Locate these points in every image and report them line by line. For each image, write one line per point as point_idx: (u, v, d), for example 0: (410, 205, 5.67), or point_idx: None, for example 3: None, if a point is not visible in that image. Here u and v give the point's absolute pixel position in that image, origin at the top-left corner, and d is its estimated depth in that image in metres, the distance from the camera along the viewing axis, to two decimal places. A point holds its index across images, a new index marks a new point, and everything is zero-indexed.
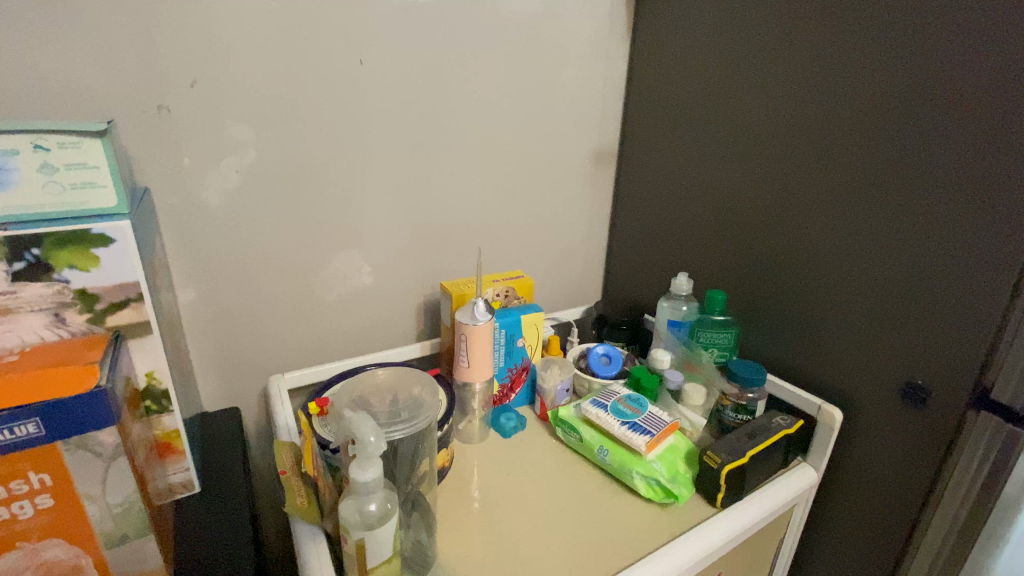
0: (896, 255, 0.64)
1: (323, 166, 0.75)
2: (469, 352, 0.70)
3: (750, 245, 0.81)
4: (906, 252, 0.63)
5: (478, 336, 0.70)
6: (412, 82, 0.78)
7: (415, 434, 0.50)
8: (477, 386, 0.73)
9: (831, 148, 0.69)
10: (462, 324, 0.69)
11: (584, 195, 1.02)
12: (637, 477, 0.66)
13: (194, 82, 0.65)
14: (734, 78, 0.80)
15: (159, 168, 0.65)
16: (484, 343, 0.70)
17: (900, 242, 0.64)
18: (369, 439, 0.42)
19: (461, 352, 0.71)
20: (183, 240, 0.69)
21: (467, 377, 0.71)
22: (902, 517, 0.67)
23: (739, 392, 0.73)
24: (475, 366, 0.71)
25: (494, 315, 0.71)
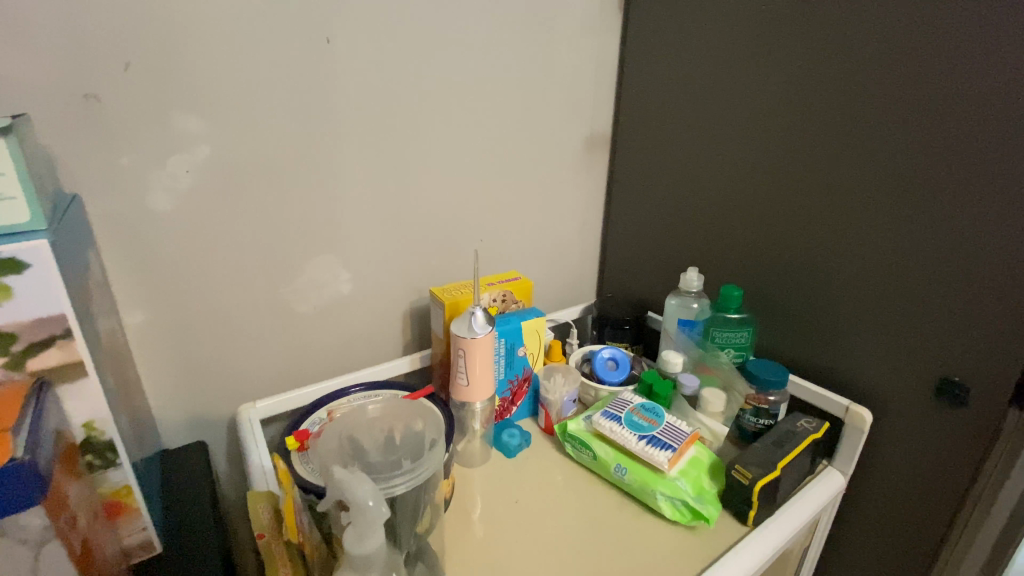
0: (931, 244, 0.60)
1: (290, 161, 0.65)
2: (468, 368, 0.63)
3: (763, 235, 0.75)
4: (943, 241, 0.59)
5: (478, 350, 0.62)
6: (389, 64, 0.68)
7: (420, 484, 0.43)
8: (477, 404, 0.65)
9: (855, 128, 0.64)
10: (460, 337, 0.62)
11: (578, 184, 0.94)
12: (660, 498, 0.60)
13: (128, 66, 0.54)
14: (741, 54, 0.73)
15: (91, 170, 0.55)
16: (486, 357, 0.63)
17: (934, 230, 0.59)
18: (369, 503, 0.35)
19: (459, 368, 0.63)
20: (128, 254, 0.59)
21: (468, 396, 0.64)
22: (936, 519, 0.64)
23: (760, 395, 0.68)
24: (476, 383, 0.63)
25: (494, 325, 0.64)
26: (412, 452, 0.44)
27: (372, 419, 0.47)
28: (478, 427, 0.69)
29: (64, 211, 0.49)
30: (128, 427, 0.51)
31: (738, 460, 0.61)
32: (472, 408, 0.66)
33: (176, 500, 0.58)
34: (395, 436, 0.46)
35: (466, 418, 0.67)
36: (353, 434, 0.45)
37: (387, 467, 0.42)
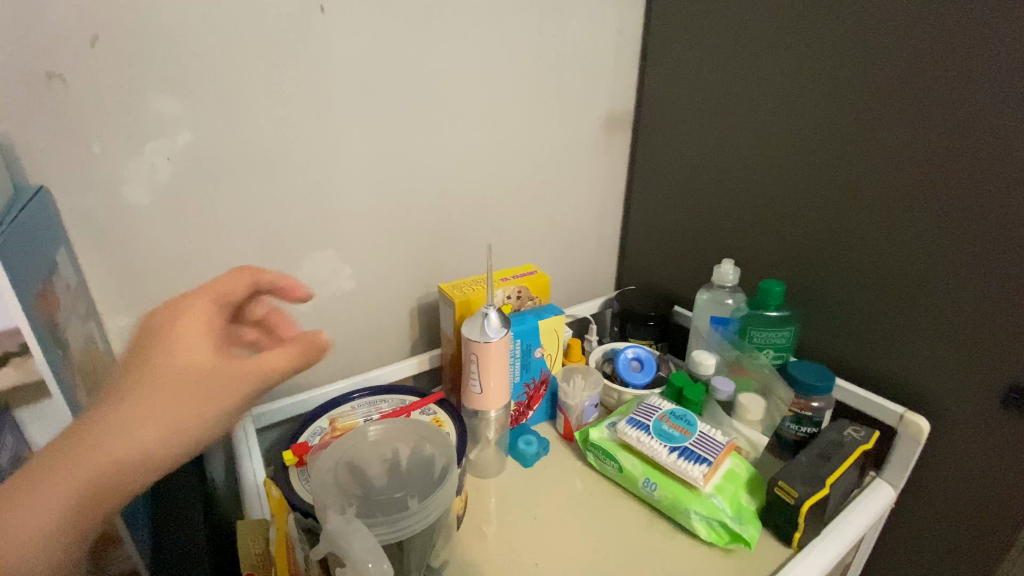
0: (1004, 238, 0.53)
1: (284, 147, 0.59)
2: (481, 374, 0.57)
3: (806, 224, 0.68)
4: (1019, 235, 0.52)
5: (493, 354, 0.56)
6: (391, 35, 0.61)
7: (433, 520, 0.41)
8: (490, 413, 0.59)
9: (919, 103, 0.56)
10: (472, 342, 0.56)
11: (598, 168, 0.87)
12: (695, 517, 0.54)
13: (96, 40, 0.48)
14: (785, 21, 0.65)
15: (59, 158, 0.49)
16: (501, 362, 0.57)
17: (1013, 221, 0.52)
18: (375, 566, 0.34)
19: (472, 375, 0.58)
20: (106, 252, 0.53)
21: (482, 403, 0.58)
22: (996, 536, 0.59)
23: (802, 401, 0.62)
24: (491, 391, 0.58)
25: (510, 327, 0.58)
26: (420, 487, 0.42)
27: (376, 442, 0.45)
28: (493, 436, 0.63)
29: (20, 207, 0.43)
30: None
31: (782, 475, 0.54)
32: (485, 416, 0.60)
33: (167, 522, 0.54)
34: (402, 463, 0.44)
35: (478, 425, 0.61)
36: (354, 459, 0.43)
37: (388, 507, 0.40)
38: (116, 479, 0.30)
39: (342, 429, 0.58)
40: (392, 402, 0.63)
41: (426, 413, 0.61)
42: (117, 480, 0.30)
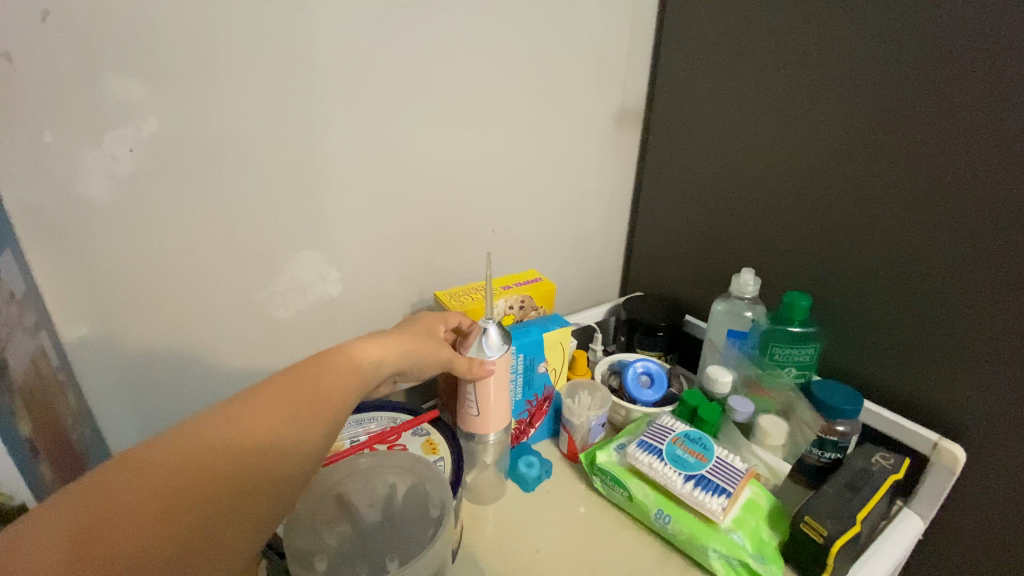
0: None
1: (264, 139, 0.54)
2: (478, 398, 0.53)
3: (833, 231, 0.64)
4: None
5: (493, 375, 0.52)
6: (383, 18, 0.56)
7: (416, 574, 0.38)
8: (491, 436, 0.55)
9: (964, 103, 0.51)
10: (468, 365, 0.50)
11: (606, 166, 0.82)
12: (713, 555, 0.50)
13: (46, 15, 0.42)
14: (815, 9, 0.60)
15: (6, 150, 0.43)
16: (502, 383, 0.53)
17: None
18: None
19: (467, 399, 0.53)
20: (61, 253, 0.48)
21: (478, 426, 0.54)
22: None
23: (826, 425, 0.57)
24: (492, 412, 0.53)
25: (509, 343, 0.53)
26: (413, 538, 0.40)
27: (368, 471, 0.43)
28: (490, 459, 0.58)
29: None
30: (58, 476, 0.41)
31: (809, 508, 0.50)
32: (485, 440, 0.55)
33: None
34: (395, 501, 0.42)
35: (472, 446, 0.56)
36: (345, 491, 0.42)
37: (373, 561, 0.38)
38: (414, 356, 0.44)
39: None
40: (382, 420, 0.58)
41: (419, 433, 0.56)
42: (411, 361, 0.43)
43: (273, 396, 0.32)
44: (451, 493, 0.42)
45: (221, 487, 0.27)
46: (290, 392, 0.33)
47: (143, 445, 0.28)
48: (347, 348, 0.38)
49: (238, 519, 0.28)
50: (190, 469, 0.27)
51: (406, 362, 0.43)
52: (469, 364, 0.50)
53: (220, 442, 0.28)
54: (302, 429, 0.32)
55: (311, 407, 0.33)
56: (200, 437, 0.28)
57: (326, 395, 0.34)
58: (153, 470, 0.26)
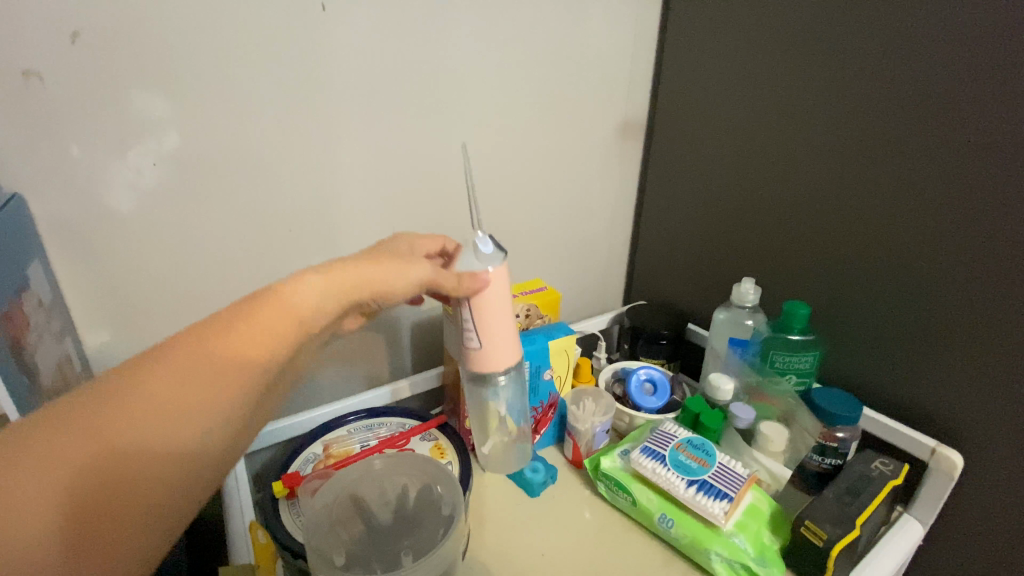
0: None
1: (280, 154, 0.56)
2: (477, 324, 0.46)
3: (831, 241, 0.65)
4: None
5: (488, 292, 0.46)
6: (396, 38, 0.58)
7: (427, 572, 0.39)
8: (501, 380, 0.50)
9: (955, 120, 0.53)
10: (461, 279, 0.45)
11: (609, 178, 0.84)
12: (715, 558, 0.51)
13: (77, 36, 0.44)
14: (811, 29, 0.62)
15: (35, 163, 0.45)
16: (503, 304, 0.46)
17: None
18: None
19: (466, 327, 0.46)
20: (85, 262, 0.50)
21: (480, 361, 0.47)
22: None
23: (827, 431, 0.58)
24: (495, 342, 0.47)
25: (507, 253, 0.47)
26: (423, 536, 0.41)
27: (382, 474, 0.45)
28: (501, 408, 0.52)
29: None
30: None
31: (809, 512, 0.50)
32: (495, 384, 0.50)
33: None
34: (407, 502, 0.43)
35: (482, 399, 0.51)
36: (359, 493, 0.43)
37: (386, 558, 0.39)
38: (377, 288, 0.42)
39: (337, 456, 0.55)
40: (391, 426, 0.60)
41: (427, 438, 0.58)
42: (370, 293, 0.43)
43: (182, 365, 0.32)
44: (461, 495, 0.44)
45: (128, 465, 0.29)
46: (193, 360, 0.33)
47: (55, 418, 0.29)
48: (283, 293, 0.37)
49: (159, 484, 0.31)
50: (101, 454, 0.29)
51: (361, 293, 0.42)
52: (456, 281, 0.45)
53: (115, 426, 0.29)
54: (218, 399, 0.33)
55: (215, 378, 0.33)
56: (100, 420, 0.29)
57: (245, 360, 0.34)
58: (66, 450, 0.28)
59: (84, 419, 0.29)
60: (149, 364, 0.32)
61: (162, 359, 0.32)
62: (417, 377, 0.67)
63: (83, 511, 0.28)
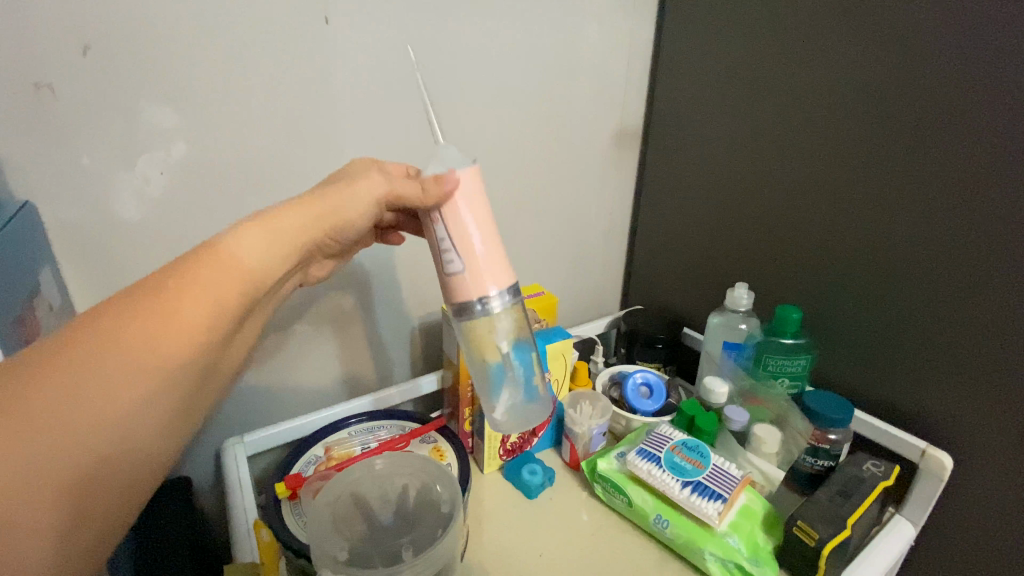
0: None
1: (284, 163, 0.57)
2: (457, 243, 0.41)
3: (823, 247, 0.67)
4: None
5: (459, 196, 0.41)
6: (398, 51, 0.59)
7: (427, 569, 0.40)
8: (496, 309, 0.42)
9: (940, 129, 0.55)
10: (427, 192, 0.41)
11: (606, 184, 0.85)
12: (710, 558, 0.52)
13: (88, 49, 0.45)
14: (802, 40, 0.64)
15: (46, 172, 0.47)
16: (481, 212, 0.42)
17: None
18: None
19: (446, 251, 0.42)
20: (94, 268, 0.51)
21: (472, 288, 0.42)
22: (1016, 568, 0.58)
23: (818, 433, 0.59)
24: (483, 261, 0.42)
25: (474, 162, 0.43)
26: (422, 535, 0.42)
27: (383, 474, 0.46)
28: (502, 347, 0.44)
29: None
30: None
31: (801, 513, 0.52)
32: (490, 316, 0.42)
33: (151, 562, 0.51)
34: (408, 502, 0.44)
35: (478, 341, 0.44)
36: (360, 493, 0.44)
37: (387, 555, 0.40)
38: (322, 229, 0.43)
39: (338, 458, 0.56)
40: (391, 428, 0.61)
41: (427, 441, 0.59)
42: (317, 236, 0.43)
43: (123, 332, 0.32)
44: (460, 494, 0.45)
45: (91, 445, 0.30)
46: (122, 326, 0.32)
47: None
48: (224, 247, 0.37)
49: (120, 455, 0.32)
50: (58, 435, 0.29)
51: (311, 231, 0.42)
52: (421, 192, 0.41)
53: (67, 404, 0.29)
54: (167, 366, 0.33)
55: (160, 349, 0.33)
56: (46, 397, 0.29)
57: (188, 321, 0.34)
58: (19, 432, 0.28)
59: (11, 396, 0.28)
60: (73, 335, 0.31)
61: (86, 331, 0.31)
62: (418, 380, 0.68)
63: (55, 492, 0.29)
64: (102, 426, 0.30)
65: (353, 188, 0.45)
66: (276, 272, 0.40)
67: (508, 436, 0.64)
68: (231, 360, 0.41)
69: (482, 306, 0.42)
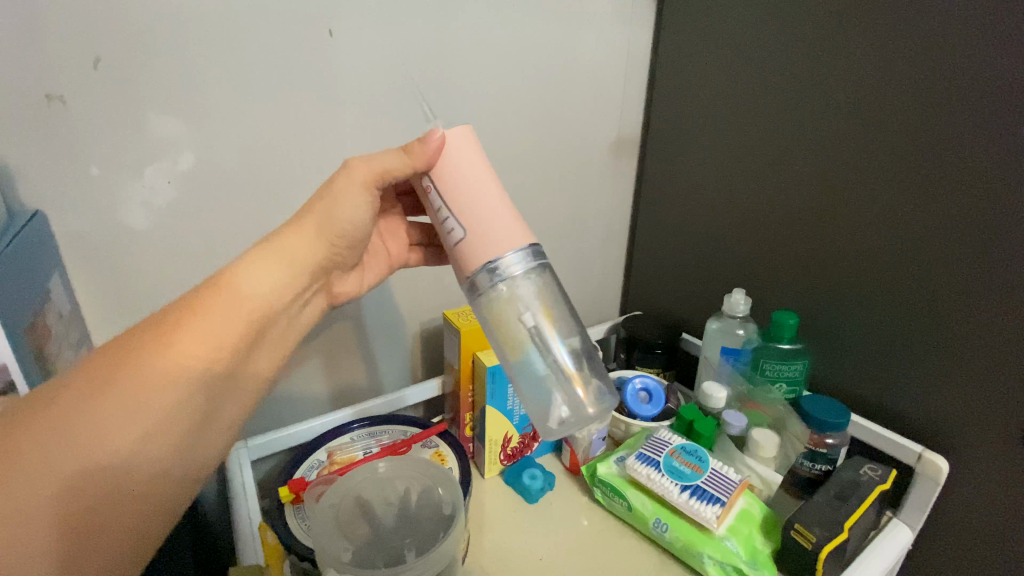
0: (1014, 275, 0.53)
1: (289, 172, 0.58)
2: (454, 209, 0.42)
3: (819, 252, 0.68)
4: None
5: (447, 152, 0.43)
6: (400, 61, 0.61)
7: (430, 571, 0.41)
8: (515, 271, 0.42)
9: (930, 138, 0.56)
10: (416, 163, 0.43)
11: (604, 192, 0.86)
12: (708, 561, 0.52)
13: (98, 62, 0.47)
14: (796, 50, 0.65)
15: (56, 182, 0.48)
16: (476, 170, 0.42)
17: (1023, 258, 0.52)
18: None
19: (447, 220, 0.43)
20: (101, 276, 0.52)
21: (473, 248, 0.42)
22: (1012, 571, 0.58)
23: (816, 437, 0.60)
24: (481, 224, 0.42)
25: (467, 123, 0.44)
26: (424, 537, 0.42)
27: (385, 477, 0.46)
28: (535, 308, 0.43)
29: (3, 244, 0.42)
30: None
31: (799, 516, 0.52)
32: (510, 280, 0.42)
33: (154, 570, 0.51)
34: (409, 504, 0.45)
35: (501, 310, 0.43)
36: (362, 495, 0.45)
37: (389, 556, 0.41)
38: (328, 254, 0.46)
39: (341, 463, 0.57)
40: (393, 433, 0.61)
41: (428, 445, 0.59)
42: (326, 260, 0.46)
43: (129, 356, 0.35)
44: (461, 497, 0.45)
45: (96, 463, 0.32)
46: (115, 369, 0.34)
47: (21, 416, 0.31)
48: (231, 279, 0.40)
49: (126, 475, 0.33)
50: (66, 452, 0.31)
51: (312, 256, 0.45)
52: (404, 160, 0.43)
53: (77, 421, 0.32)
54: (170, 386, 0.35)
55: (165, 372, 0.35)
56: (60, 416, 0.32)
57: (189, 345, 0.37)
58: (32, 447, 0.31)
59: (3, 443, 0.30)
60: (66, 382, 0.33)
61: (82, 374, 0.34)
62: (419, 385, 0.69)
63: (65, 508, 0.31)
64: (97, 457, 0.32)
65: (336, 194, 0.45)
66: (283, 298, 0.43)
67: (508, 441, 0.65)
68: (261, 382, 0.43)
69: (501, 267, 0.41)
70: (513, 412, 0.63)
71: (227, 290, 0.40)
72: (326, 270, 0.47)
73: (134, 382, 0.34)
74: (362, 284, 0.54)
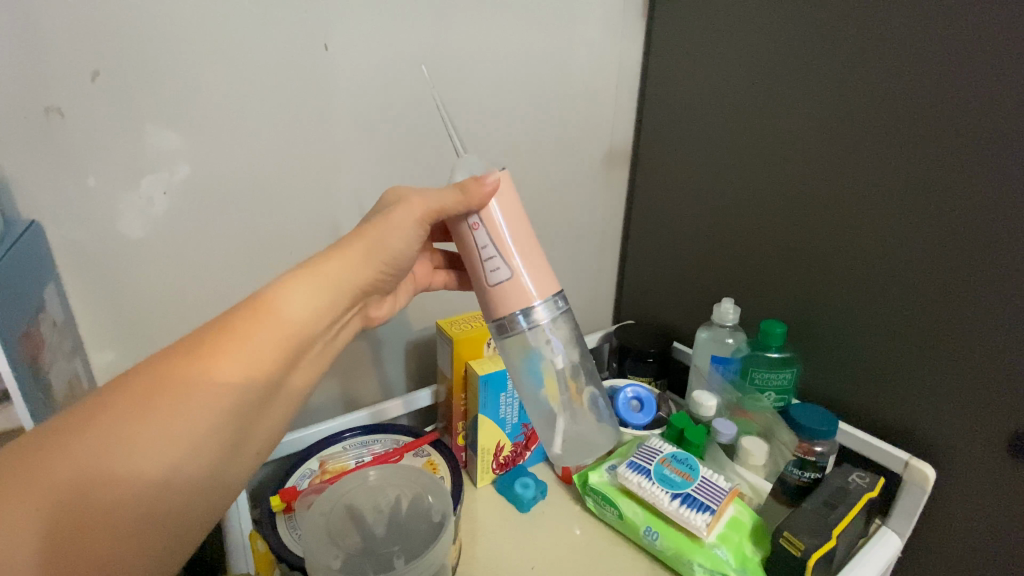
0: (994, 283, 0.54)
1: (284, 183, 0.59)
2: (503, 250, 0.45)
3: (807, 263, 0.69)
4: (1009, 281, 0.53)
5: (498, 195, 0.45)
6: (394, 74, 0.62)
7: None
8: (542, 318, 0.45)
9: (912, 152, 0.58)
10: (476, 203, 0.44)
11: (597, 204, 0.87)
12: (699, 568, 0.53)
13: (96, 76, 0.47)
14: (782, 65, 0.67)
15: (55, 193, 0.48)
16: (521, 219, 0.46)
17: (1001, 266, 0.53)
18: None
19: (494, 259, 0.45)
20: (96, 286, 0.53)
21: (522, 288, 0.45)
22: None
23: (805, 445, 0.60)
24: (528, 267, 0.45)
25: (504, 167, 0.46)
26: (415, 543, 0.43)
27: (376, 485, 0.47)
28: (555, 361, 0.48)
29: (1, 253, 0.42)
30: None
31: (787, 524, 0.52)
32: (536, 325, 0.45)
33: None
34: (400, 511, 0.45)
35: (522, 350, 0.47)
36: (354, 502, 0.46)
37: (379, 562, 0.41)
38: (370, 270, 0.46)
39: (332, 472, 0.57)
40: (386, 442, 0.62)
41: (420, 454, 0.60)
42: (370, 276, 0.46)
43: (168, 377, 0.34)
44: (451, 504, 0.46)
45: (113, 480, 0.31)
46: (154, 392, 0.34)
47: (53, 435, 0.31)
48: (273, 301, 0.40)
49: (152, 497, 0.32)
50: (90, 472, 0.31)
51: (354, 275, 0.44)
52: (459, 194, 0.44)
53: (106, 443, 0.32)
54: (203, 410, 0.34)
55: (197, 394, 0.34)
56: (91, 438, 0.31)
57: (224, 367, 0.36)
58: (56, 465, 0.30)
59: (23, 473, 0.30)
60: (101, 403, 0.33)
61: (120, 395, 0.33)
62: (416, 394, 0.69)
63: (77, 523, 0.30)
64: (117, 476, 0.31)
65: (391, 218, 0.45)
66: (323, 317, 0.42)
67: (501, 449, 0.65)
68: (289, 401, 0.42)
69: (527, 316, 0.45)
70: (505, 420, 0.64)
71: (269, 312, 0.39)
72: (368, 290, 0.47)
73: (169, 405, 0.33)
74: (394, 308, 0.56)
